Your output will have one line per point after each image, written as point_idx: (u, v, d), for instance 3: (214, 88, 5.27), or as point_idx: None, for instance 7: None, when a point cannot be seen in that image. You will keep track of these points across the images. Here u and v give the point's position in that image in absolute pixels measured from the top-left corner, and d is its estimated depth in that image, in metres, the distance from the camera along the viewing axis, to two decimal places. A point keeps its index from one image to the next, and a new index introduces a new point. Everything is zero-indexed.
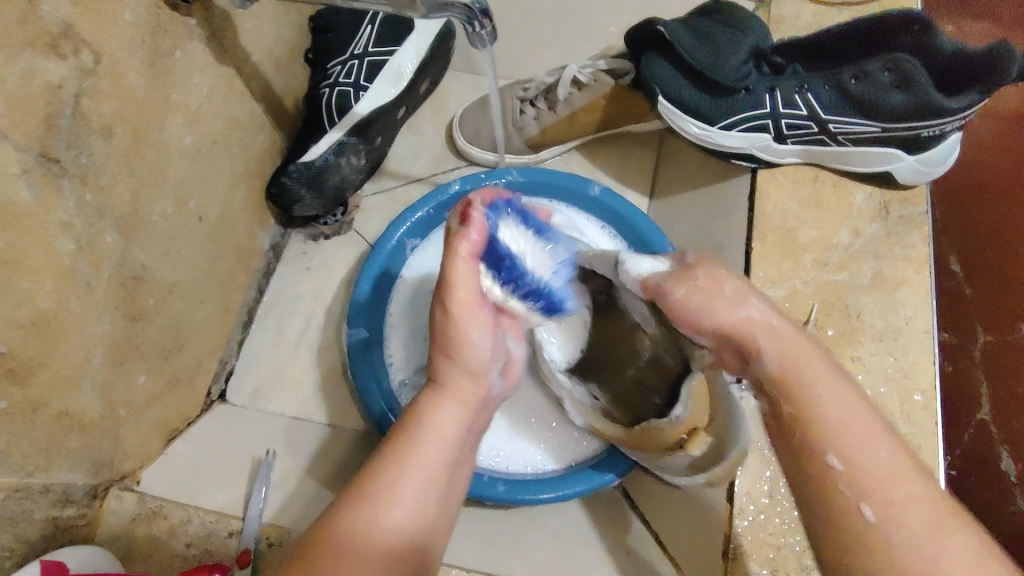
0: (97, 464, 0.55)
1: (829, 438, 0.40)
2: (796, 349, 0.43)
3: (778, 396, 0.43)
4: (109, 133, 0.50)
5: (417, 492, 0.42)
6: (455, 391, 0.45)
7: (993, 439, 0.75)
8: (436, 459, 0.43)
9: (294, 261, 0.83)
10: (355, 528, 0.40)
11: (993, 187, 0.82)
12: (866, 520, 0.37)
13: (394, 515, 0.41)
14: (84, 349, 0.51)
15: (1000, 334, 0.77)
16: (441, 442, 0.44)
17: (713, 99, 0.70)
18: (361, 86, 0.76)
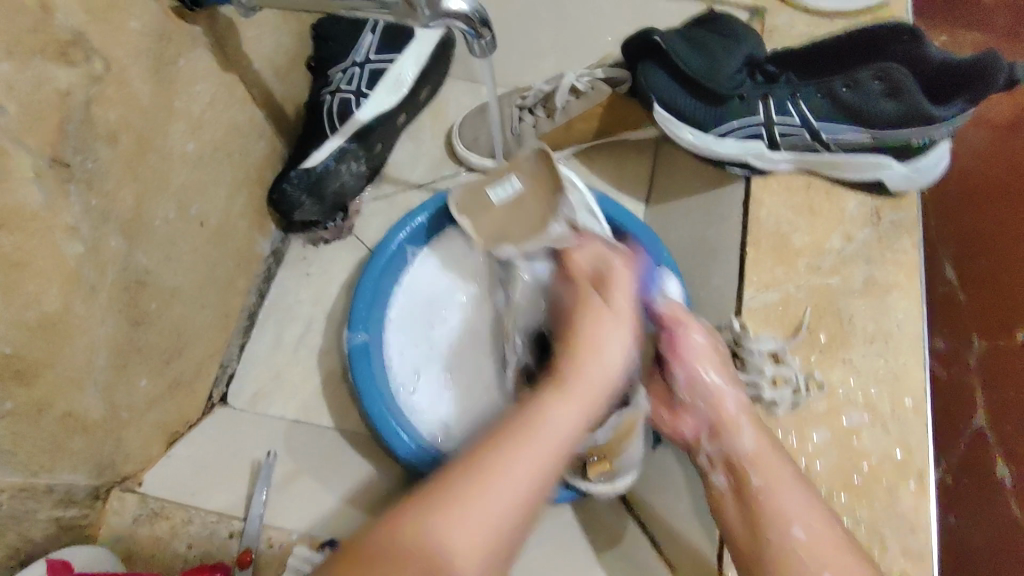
0: (101, 465, 0.56)
1: (778, 513, 0.49)
2: (762, 438, 0.53)
3: (739, 470, 0.53)
4: (115, 139, 0.51)
5: (504, 500, 0.40)
6: (575, 398, 0.46)
7: (987, 445, 0.76)
8: (537, 465, 0.42)
9: (294, 267, 0.84)
10: (445, 522, 0.39)
11: (984, 196, 0.83)
12: (797, 538, 0.47)
13: (473, 526, 0.39)
14: (88, 351, 0.52)
15: (994, 340, 0.78)
16: (549, 445, 0.43)
17: (708, 107, 0.71)
18: (363, 93, 0.77)
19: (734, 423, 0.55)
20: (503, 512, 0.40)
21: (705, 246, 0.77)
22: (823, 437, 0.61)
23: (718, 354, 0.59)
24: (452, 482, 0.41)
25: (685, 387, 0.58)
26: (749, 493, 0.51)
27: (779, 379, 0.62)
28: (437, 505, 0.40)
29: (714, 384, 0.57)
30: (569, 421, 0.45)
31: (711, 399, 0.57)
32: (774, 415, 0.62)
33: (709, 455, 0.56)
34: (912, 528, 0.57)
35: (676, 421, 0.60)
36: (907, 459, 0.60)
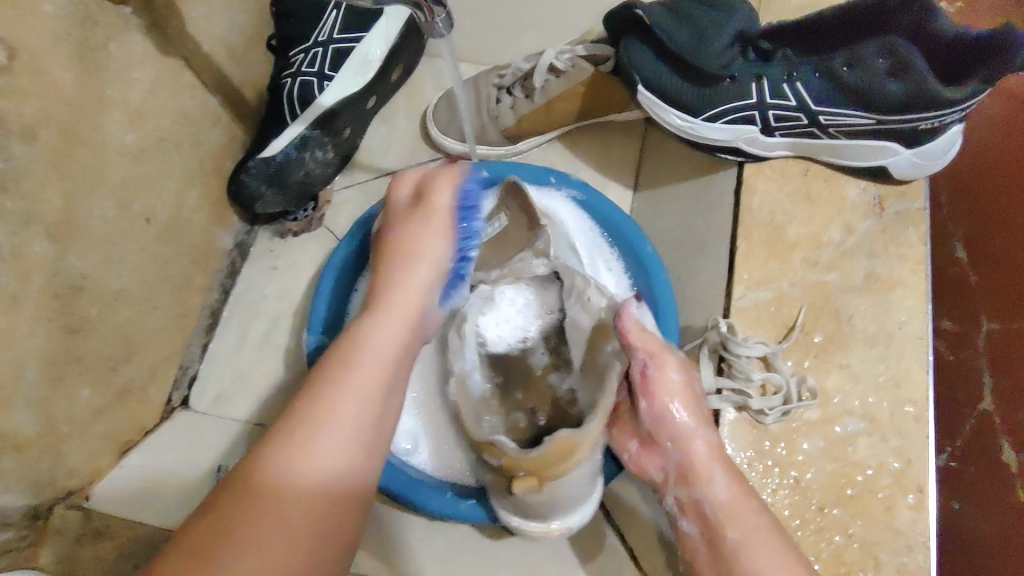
0: (38, 484, 0.53)
1: (754, 571, 0.47)
2: (736, 486, 0.50)
3: (711, 522, 0.50)
4: (32, 135, 0.46)
5: (345, 437, 0.41)
6: (391, 310, 0.48)
7: (994, 430, 0.70)
8: (367, 383, 0.43)
9: (260, 260, 0.80)
10: (282, 466, 0.39)
11: (996, 169, 0.77)
12: None
13: (318, 461, 0.39)
14: (15, 364, 0.48)
15: (1006, 322, 0.72)
16: (373, 364, 0.44)
17: (697, 88, 0.65)
18: (326, 76, 0.71)
19: (704, 469, 0.51)
20: (343, 448, 0.41)
21: (692, 236, 0.72)
22: (817, 447, 0.57)
23: (691, 396, 0.54)
24: (296, 424, 0.40)
25: (653, 427, 0.54)
26: (723, 547, 0.49)
27: (768, 385, 0.57)
28: (290, 451, 0.39)
29: (684, 425, 0.53)
30: (387, 338, 0.46)
31: (682, 443, 0.53)
32: (763, 424, 0.57)
33: (678, 499, 0.53)
34: (909, 548, 0.54)
35: (643, 457, 0.57)
36: (906, 471, 0.56)
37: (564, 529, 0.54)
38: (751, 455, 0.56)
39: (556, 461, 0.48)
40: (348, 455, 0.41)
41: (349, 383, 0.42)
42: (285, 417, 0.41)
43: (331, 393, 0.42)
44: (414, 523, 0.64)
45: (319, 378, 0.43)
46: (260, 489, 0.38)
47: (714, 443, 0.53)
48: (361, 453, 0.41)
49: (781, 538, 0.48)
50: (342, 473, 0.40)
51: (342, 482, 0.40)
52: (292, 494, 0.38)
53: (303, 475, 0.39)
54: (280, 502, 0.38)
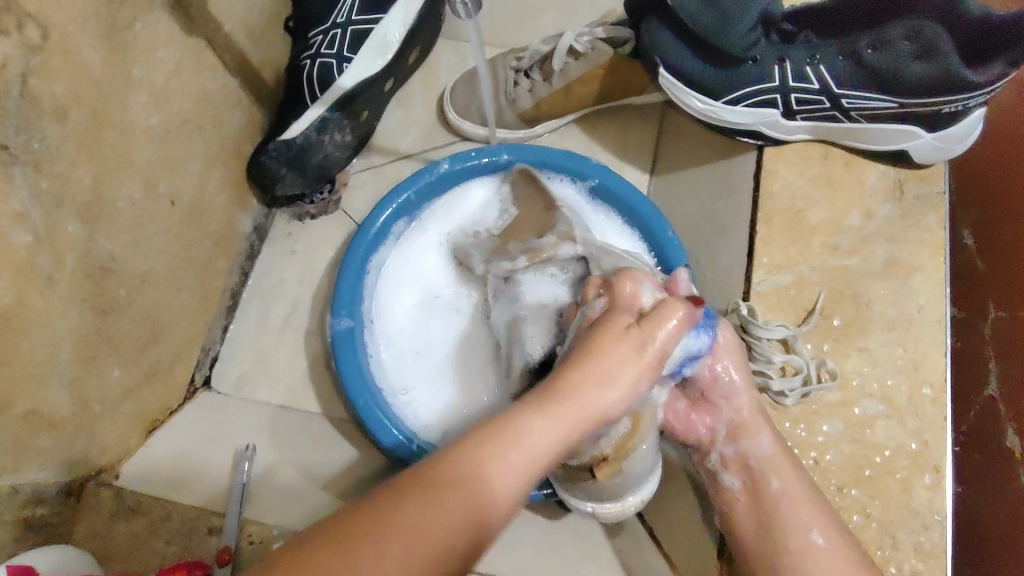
0: (71, 461, 0.54)
1: (793, 520, 0.50)
2: (779, 442, 0.53)
3: (756, 475, 0.53)
4: (64, 116, 0.47)
5: (522, 464, 0.40)
6: (564, 422, 0.41)
7: (999, 418, 0.69)
8: (516, 475, 0.39)
9: (279, 243, 0.80)
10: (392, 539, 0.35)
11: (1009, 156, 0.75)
12: (813, 542, 0.49)
13: (484, 516, 0.38)
14: (50, 344, 0.48)
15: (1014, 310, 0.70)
16: (512, 473, 0.39)
17: (719, 71, 0.65)
18: (344, 58, 0.70)
19: (753, 426, 0.54)
20: (529, 469, 0.40)
21: (710, 221, 0.72)
22: (835, 429, 0.57)
23: (738, 357, 0.55)
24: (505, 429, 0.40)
25: (701, 384, 0.55)
26: (765, 497, 0.52)
27: (789, 368, 0.59)
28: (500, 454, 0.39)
29: (735, 385, 0.54)
30: (548, 435, 0.40)
31: (732, 400, 0.55)
32: (783, 406, 0.59)
33: (722, 455, 0.55)
34: (925, 527, 0.54)
35: (689, 417, 0.56)
36: (924, 452, 0.56)
37: (636, 503, 0.55)
38: None
39: (625, 440, 0.51)
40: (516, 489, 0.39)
41: (577, 408, 0.42)
42: (487, 427, 0.41)
43: (513, 433, 0.40)
44: None
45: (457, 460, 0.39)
46: (424, 488, 0.38)
47: (756, 404, 0.55)
48: (529, 478, 0.40)
49: (810, 492, 0.51)
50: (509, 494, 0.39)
51: (513, 502, 0.39)
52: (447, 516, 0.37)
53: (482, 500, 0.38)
54: (442, 519, 0.36)
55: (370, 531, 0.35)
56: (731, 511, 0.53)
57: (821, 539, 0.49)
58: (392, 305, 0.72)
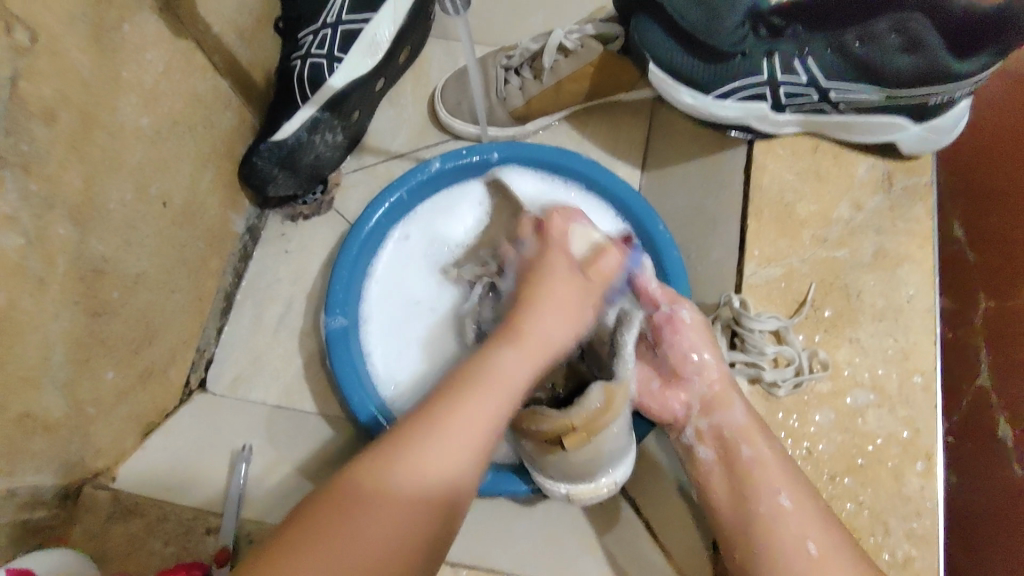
0: (67, 463, 0.54)
1: (766, 485, 0.51)
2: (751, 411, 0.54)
3: (729, 444, 0.54)
4: (53, 117, 0.47)
5: (465, 440, 0.44)
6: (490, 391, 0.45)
7: (992, 406, 0.70)
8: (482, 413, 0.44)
9: (272, 244, 0.80)
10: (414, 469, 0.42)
11: (1002, 146, 0.74)
12: (781, 505, 0.50)
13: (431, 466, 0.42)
14: (42, 347, 0.48)
15: (1000, 300, 0.71)
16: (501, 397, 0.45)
17: (709, 65, 0.66)
18: (335, 58, 0.70)
19: (726, 397, 0.55)
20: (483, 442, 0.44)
21: (701, 215, 0.73)
22: (827, 419, 0.58)
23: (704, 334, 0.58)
24: (422, 421, 0.44)
25: (674, 362, 0.57)
26: (738, 465, 0.53)
27: (781, 359, 0.59)
28: (392, 453, 0.42)
29: (704, 362, 0.57)
30: (496, 401, 0.45)
31: (703, 372, 0.57)
32: (775, 397, 0.59)
33: (697, 428, 0.56)
34: (918, 513, 0.55)
35: (665, 395, 0.58)
36: (915, 441, 0.57)
37: (613, 485, 0.57)
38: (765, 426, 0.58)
39: (592, 418, 0.50)
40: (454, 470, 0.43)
41: (475, 404, 0.44)
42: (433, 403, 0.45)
43: (457, 407, 0.44)
44: None
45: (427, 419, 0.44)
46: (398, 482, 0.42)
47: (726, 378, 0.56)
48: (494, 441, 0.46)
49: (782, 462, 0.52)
50: (447, 477, 0.43)
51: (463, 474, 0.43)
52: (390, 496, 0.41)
53: (415, 480, 0.42)
54: (386, 502, 0.41)
55: (322, 514, 0.40)
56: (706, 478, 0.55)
57: (794, 503, 0.50)
58: (375, 310, 0.72)
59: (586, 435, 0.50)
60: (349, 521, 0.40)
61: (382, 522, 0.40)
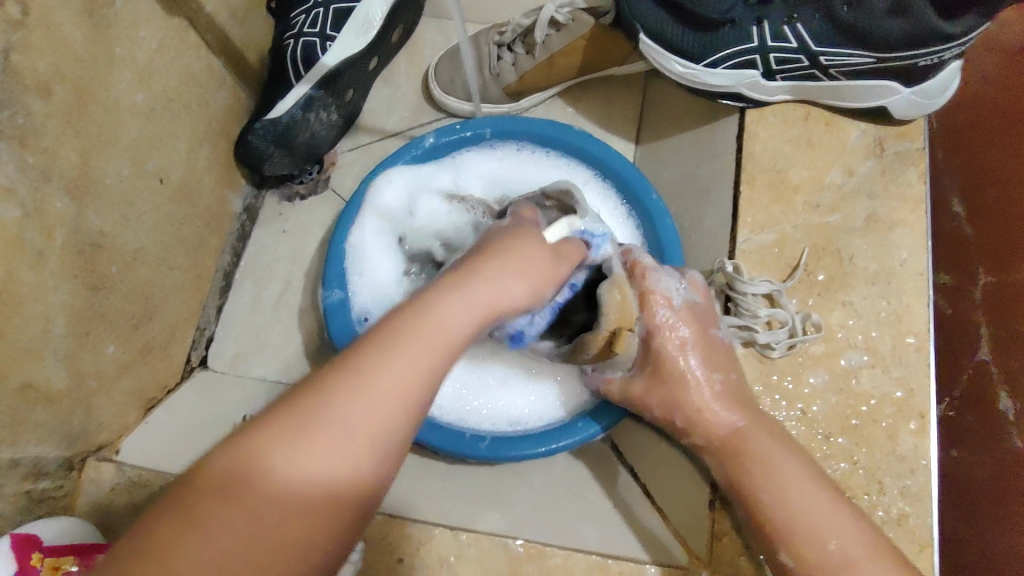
0: (71, 435, 0.54)
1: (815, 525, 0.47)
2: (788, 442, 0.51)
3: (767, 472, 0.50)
4: (48, 91, 0.47)
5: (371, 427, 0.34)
6: (429, 342, 0.37)
7: (991, 380, 0.70)
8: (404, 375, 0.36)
9: (269, 223, 0.81)
10: (293, 451, 0.33)
11: (996, 124, 0.74)
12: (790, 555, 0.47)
13: (320, 459, 0.33)
14: (43, 319, 0.49)
15: (1002, 274, 0.70)
16: (415, 355, 0.36)
17: (699, 34, 0.66)
18: (328, 36, 0.71)
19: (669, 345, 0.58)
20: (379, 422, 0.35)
21: (695, 185, 0.73)
22: (821, 380, 0.58)
23: (699, 333, 0.58)
24: (300, 410, 0.34)
25: (647, 296, 0.58)
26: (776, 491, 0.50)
27: (774, 321, 0.60)
28: (272, 440, 0.33)
29: (668, 316, 0.58)
30: (460, 322, 0.38)
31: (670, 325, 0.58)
32: (769, 359, 0.59)
33: (664, 343, 0.58)
34: (911, 471, 0.56)
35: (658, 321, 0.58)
36: (909, 401, 0.58)
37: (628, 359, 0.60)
38: (760, 389, 0.59)
39: (625, 306, 0.55)
40: (361, 468, 0.34)
41: (404, 349, 0.36)
42: (311, 387, 0.35)
43: (418, 337, 0.37)
44: (435, 468, 0.66)
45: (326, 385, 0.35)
46: (263, 478, 0.32)
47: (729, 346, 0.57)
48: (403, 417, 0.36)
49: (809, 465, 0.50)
50: (356, 478, 0.34)
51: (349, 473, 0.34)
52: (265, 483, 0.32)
53: (321, 480, 0.33)
54: (270, 493, 0.32)
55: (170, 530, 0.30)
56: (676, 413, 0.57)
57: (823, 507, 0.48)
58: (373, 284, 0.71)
59: (627, 334, 0.55)
60: (206, 522, 0.30)
61: (246, 522, 0.31)
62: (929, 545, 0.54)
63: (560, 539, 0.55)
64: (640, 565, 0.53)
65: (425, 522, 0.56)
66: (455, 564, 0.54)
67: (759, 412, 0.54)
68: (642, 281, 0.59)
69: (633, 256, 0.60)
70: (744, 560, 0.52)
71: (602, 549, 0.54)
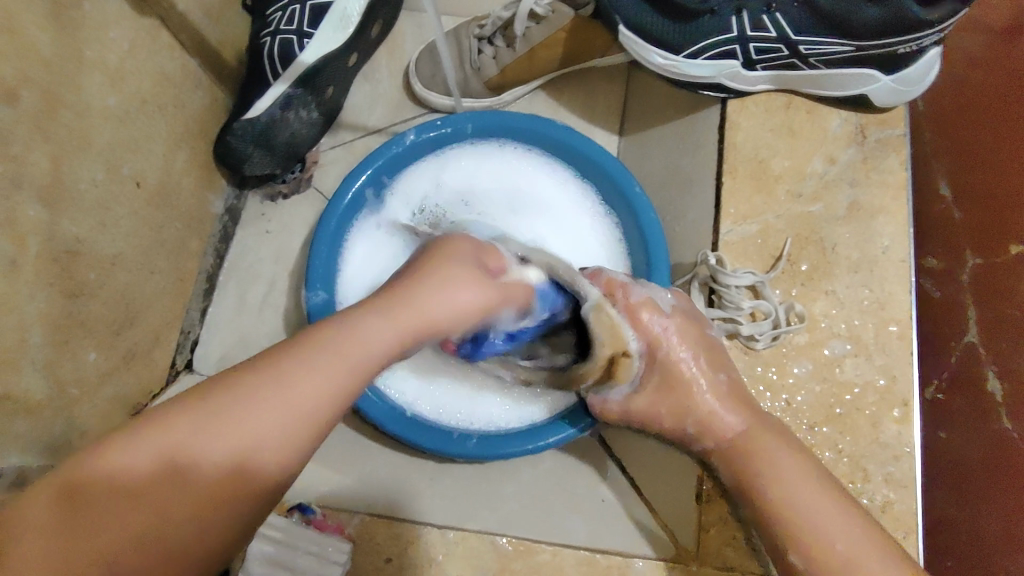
0: (53, 444, 0.54)
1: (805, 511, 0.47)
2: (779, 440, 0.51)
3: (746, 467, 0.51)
4: (15, 98, 0.46)
5: (295, 420, 0.36)
6: (397, 316, 0.41)
7: (980, 360, 0.69)
8: (326, 383, 0.37)
9: (252, 225, 0.80)
10: (211, 444, 0.34)
11: (985, 108, 0.73)
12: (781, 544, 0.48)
13: (241, 450, 0.34)
14: (20, 328, 0.49)
15: (989, 256, 0.70)
16: (356, 361, 0.38)
17: (679, 25, 0.65)
18: (305, 33, 0.69)
19: (671, 352, 0.57)
20: (292, 427, 0.36)
21: (679, 177, 0.73)
22: (805, 369, 0.59)
23: (694, 335, 0.57)
24: (223, 399, 0.35)
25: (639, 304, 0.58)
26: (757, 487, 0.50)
27: (758, 312, 0.60)
28: (185, 421, 0.34)
29: (665, 329, 0.57)
30: (382, 335, 0.39)
31: (665, 336, 0.57)
32: (754, 350, 0.59)
33: (669, 355, 0.57)
34: (895, 458, 0.56)
35: (655, 332, 0.57)
36: (892, 388, 0.58)
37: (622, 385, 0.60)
38: (745, 380, 0.59)
39: (618, 331, 0.57)
40: (277, 455, 0.35)
41: (336, 351, 0.38)
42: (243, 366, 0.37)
43: (344, 340, 0.38)
44: (422, 467, 0.66)
45: (250, 373, 0.36)
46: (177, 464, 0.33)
47: (713, 346, 0.57)
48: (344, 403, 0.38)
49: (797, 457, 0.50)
50: (280, 459, 0.35)
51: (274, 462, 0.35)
52: (193, 476, 0.34)
53: (255, 467, 0.35)
54: (187, 476, 0.33)
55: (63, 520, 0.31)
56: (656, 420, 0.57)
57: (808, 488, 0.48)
58: (354, 287, 0.72)
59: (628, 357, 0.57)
60: (138, 498, 0.32)
61: (160, 507, 0.33)
62: (913, 530, 0.54)
63: (548, 535, 0.55)
64: (627, 559, 0.53)
65: (416, 522, 0.56)
66: (444, 562, 0.54)
67: (760, 412, 0.54)
68: (624, 298, 0.58)
69: (604, 277, 0.60)
70: (732, 553, 0.53)
71: (590, 544, 0.55)
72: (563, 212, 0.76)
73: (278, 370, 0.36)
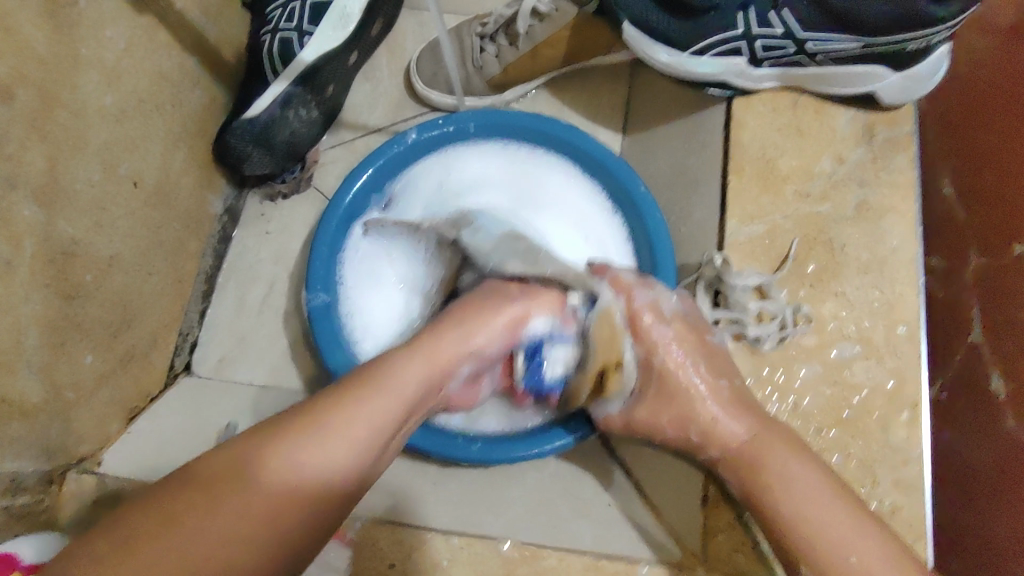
0: (49, 450, 0.53)
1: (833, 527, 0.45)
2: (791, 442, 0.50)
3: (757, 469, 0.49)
4: (9, 96, 0.45)
5: (354, 444, 0.39)
6: (426, 351, 0.47)
7: (984, 362, 0.68)
8: (385, 410, 0.42)
9: (252, 225, 0.79)
10: (290, 461, 0.37)
11: (988, 104, 0.71)
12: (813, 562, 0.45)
13: (309, 465, 0.37)
14: (14, 331, 0.48)
15: (994, 255, 0.68)
16: (397, 395, 0.43)
17: (684, 22, 0.64)
18: (305, 31, 0.68)
19: (671, 356, 0.55)
20: (357, 448, 0.39)
21: (684, 176, 0.72)
22: (813, 372, 0.58)
23: (693, 333, 0.56)
24: (300, 423, 0.38)
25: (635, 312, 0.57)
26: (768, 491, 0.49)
27: (765, 314, 0.59)
28: (261, 444, 0.37)
29: (663, 333, 0.56)
30: (417, 372, 0.45)
31: (661, 342, 0.56)
32: (761, 351, 0.59)
33: (668, 358, 0.55)
34: (905, 462, 0.55)
35: (649, 339, 0.56)
36: (902, 390, 0.57)
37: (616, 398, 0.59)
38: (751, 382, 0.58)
39: (615, 341, 0.57)
40: (342, 469, 0.39)
41: (388, 385, 0.43)
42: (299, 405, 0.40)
43: (388, 374, 0.44)
44: (425, 471, 0.65)
45: (324, 399, 0.41)
46: (253, 480, 0.35)
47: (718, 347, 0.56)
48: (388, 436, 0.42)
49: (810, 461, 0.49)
50: (340, 475, 0.38)
51: (331, 479, 0.38)
52: (255, 489, 0.35)
53: (309, 475, 0.37)
54: (256, 493, 0.35)
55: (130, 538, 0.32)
56: (661, 417, 0.55)
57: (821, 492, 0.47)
58: (356, 290, 0.71)
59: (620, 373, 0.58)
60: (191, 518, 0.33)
61: (233, 518, 0.34)
62: (924, 535, 0.53)
63: (553, 539, 0.54)
64: (634, 565, 0.52)
65: (418, 527, 0.55)
66: (448, 567, 0.53)
67: (763, 414, 0.52)
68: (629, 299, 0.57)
69: (612, 274, 0.59)
70: (741, 557, 0.51)
71: (596, 548, 0.53)
72: (569, 211, 0.75)
73: (327, 408, 0.40)
